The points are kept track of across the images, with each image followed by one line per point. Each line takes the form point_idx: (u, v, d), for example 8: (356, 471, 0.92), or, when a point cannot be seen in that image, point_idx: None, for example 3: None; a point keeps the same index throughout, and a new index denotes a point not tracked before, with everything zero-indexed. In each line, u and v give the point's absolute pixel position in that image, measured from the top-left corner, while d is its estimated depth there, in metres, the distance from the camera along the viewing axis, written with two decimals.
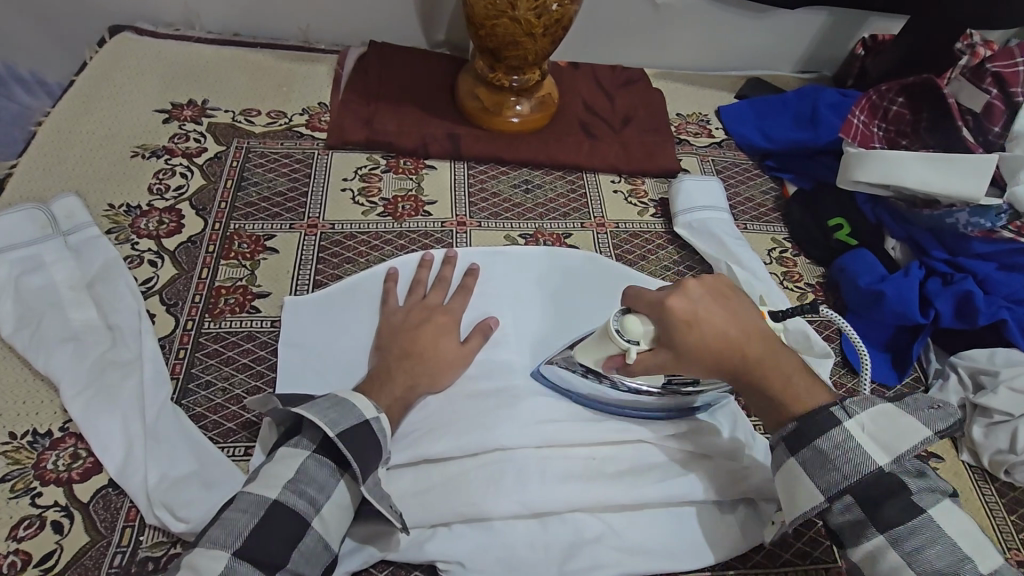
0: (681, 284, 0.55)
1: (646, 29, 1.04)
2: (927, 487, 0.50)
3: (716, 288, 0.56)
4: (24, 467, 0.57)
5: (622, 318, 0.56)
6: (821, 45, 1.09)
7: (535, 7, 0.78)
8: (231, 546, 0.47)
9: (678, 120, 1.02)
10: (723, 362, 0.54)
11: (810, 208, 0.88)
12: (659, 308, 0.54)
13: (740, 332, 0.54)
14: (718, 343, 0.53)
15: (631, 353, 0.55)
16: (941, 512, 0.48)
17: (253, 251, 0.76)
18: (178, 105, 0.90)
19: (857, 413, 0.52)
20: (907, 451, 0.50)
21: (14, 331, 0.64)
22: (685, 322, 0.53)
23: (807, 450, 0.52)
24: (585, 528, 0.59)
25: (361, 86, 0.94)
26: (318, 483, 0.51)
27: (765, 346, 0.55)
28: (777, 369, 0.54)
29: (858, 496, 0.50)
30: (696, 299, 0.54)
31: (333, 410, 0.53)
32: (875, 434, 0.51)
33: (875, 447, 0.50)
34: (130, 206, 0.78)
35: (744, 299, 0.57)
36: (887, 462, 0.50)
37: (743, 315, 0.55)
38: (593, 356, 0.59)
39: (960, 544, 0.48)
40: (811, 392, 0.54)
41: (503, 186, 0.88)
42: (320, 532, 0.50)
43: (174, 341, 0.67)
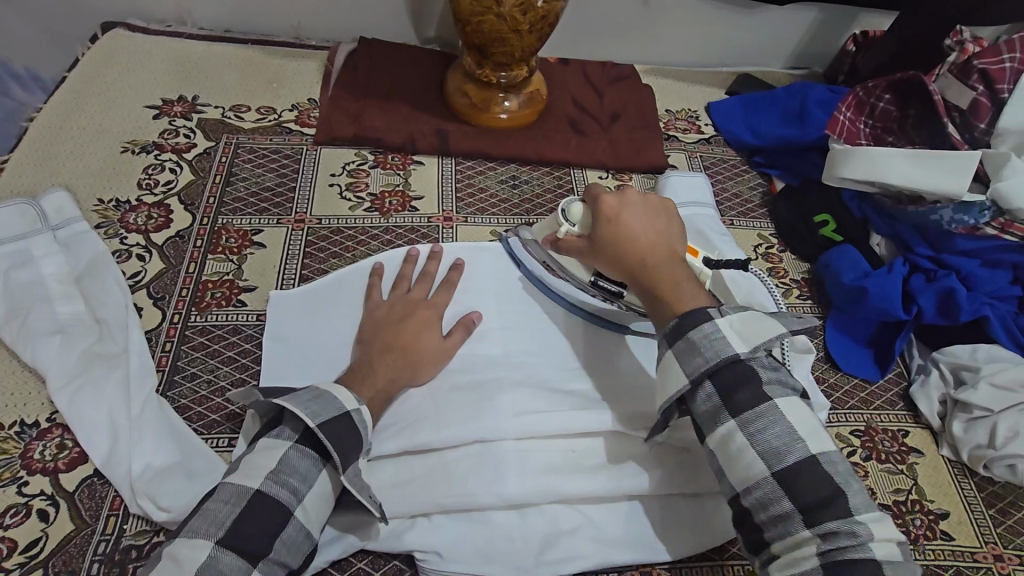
0: (624, 193, 0.68)
1: (636, 25, 1.04)
2: (778, 382, 0.53)
3: (657, 205, 0.67)
4: (11, 457, 0.59)
5: (570, 204, 0.70)
6: (813, 42, 1.09)
7: (520, 3, 0.78)
8: (214, 535, 0.48)
9: (667, 116, 1.02)
10: (625, 256, 0.63)
11: (797, 204, 0.88)
12: (595, 198, 0.68)
13: (651, 240, 0.63)
14: (627, 239, 0.64)
15: (564, 229, 0.70)
16: (790, 405, 0.51)
17: (240, 245, 0.77)
18: (169, 101, 0.91)
19: (729, 313, 0.55)
20: (762, 345, 0.53)
21: (3, 323, 0.65)
22: (608, 215, 0.66)
23: (680, 341, 0.54)
24: (563, 520, 0.59)
25: (350, 82, 0.95)
26: (300, 473, 0.52)
27: (669, 258, 0.63)
28: (669, 273, 0.61)
29: (717, 384, 0.52)
30: (630, 204, 0.66)
31: (314, 402, 0.54)
32: (741, 329, 0.54)
33: (736, 337, 0.53)
34: (119, 201, 0.79)
35: (679, 227, 0.67)
36: (746, 352, 0.53)
37: (665, 230, 0.65)
38: (543, 232, 0.74)
39: (798, 428, 0.50)
40: (693, 298, 0.59)
41: (491, 182, 0.88)
42: (302, 521, 0.51)
43: (161, 334, 0.68)
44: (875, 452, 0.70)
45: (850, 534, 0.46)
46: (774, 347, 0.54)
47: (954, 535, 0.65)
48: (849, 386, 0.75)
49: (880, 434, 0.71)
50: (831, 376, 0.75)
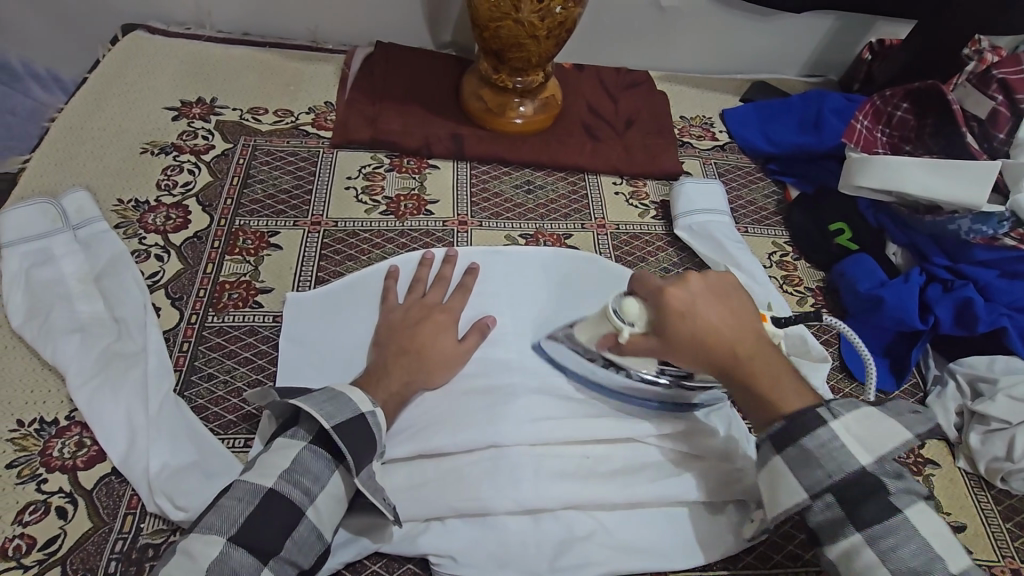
0: (682, 278, 0.59)
1: (651, 31, 1.04)
2: (905, 489, 0.51)
3: (718, 285, 0.58)
4: (31, 453, 0.59)
5: (621, 301, 0.59)
6: (828, 50, 1.09)
7: (538, 10, 0.78)
8: (227, 532, 0.48)
9: (681, 123, 1.02)
10: (709, 354, 0.55)
11: (812, 212, 0.88)
12: (657, 293, 0.57)
13: (732, 330, 0.56)
14: (709, 339, 0.55)
15: (623, 333, 0.58)
16: (917, 513, 0.50)
17: (257, 247, 0.78)
18: (188, 103, 0.92)
19: (843, 414, 0.53)
20: (887, 453, 0.51)
21: (24, 322, 0.66)
22: (680, 314, 0.56)
23: (792, 448, 0.52)
24: (577, 526, 0.59)
25: (367, 86, 0.95)
26: (313, 473, 0.52)
27: (757, 345, 0.56)
28: (766, 366, 0.55)
29: (838, 495, 0.51)
30: (694, 292, 0.57)
31: (328, 403, 0.54)
32: (859, 433, 0.52)
33: (858, 447, 0.51)
34: (138, 201, 0.80)
35: (746, 299, 0.59)
36: (869, 462, 0.51)
37: (741, 314, 0.57)
38: (591, 335, 0.62)
39: (931, 541, 0.49)
40: (796, 394, 0.55)
41: (506, 186, 0.89)
42: (314, 521, 0.51)
43: (179, 334, 0.69)
44: None
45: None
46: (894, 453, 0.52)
47: (971, 547, 0.64)
48: (865, 396, 0.75)
49: None
50: (846, 386, 0.75)
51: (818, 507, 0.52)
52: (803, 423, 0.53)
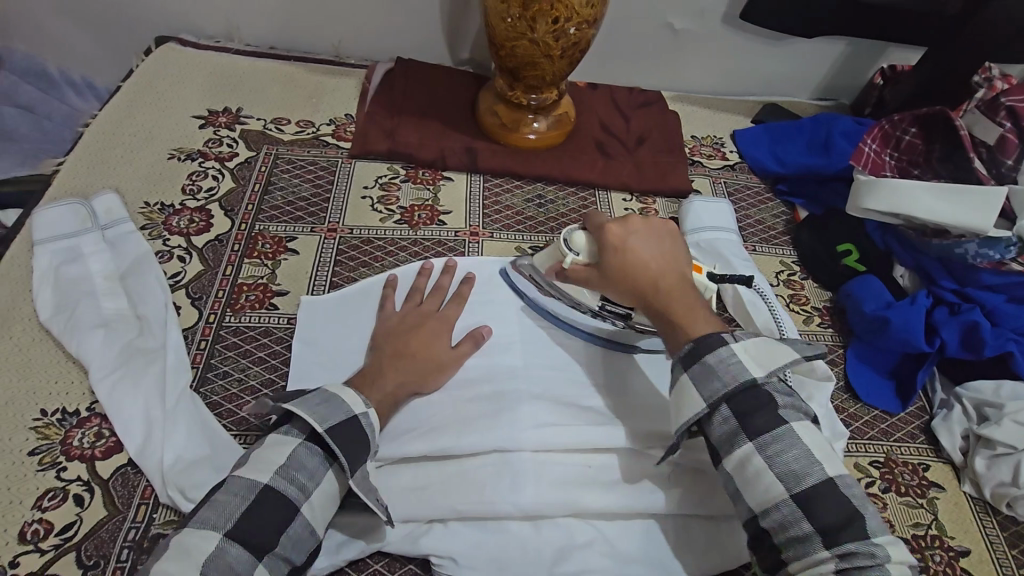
0: (627, 219, 0.67)
1: (663, 53, 1.06)
2: (791, 406, 0.55)
3: (659, 229, 0.67)
4: (52, 442, 0.61)
5: (572, 233, 0.68)
6: (840, 74, 1.10)
7: (553, 31, 0.80)
8: (223, 527, 0.49)
9: (692, 142, 1.04)
10: (635, 283, 0.63)
11: (820, 233, 0.89)
12: (600, 226, 0.66)
13: (659, 265, 0.63)
14: (636, 268, 0.63)
15: (568, 259, 0.67)
16: (801, 427, 0.53)
17: (275, 251, 0.80)
18: (215, 112, 0.96)
19: (743, 338, 0.57)
20: (778, 369, 0.56)
21: (52, 316, 0.69)
22: (614, 244, 0.65)
23: (695, 364, 0.56)
24: (577, 533, 0.60)
25: (386, 100, 0.99)
26: (308, 470, 0.53)
27: (679, 284, 0.63)
28: (682, 300, 0.61)
29: (733, 408, 0.54)
30: (633, 230, 0.66)
31: (323, 405, 0.56)
32: (755, 353, 0.56)
33: (753, 363, 0.56)
34: (164, 204, 0.83)
35: (682, 249, 0.67)
36: (760, 375, 0.55)
37: (671, 255, 0.65)
38: (546, 261, 0.72)
39: (813, 451, 0.52)
40: (706, 323, 0.60)
41: (517, 200, 0.91)
42: (308, 517, 0.52)
43: (197, 333, 0.71)
44: (895, 484, 0.69)
45: (867, 555, 0.48)
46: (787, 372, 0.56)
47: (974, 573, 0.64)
48: (870, 416, 0.75)
49: (900, 466, 0.71)
50: (851, 406, 0.75)
51: (717, 420, 0.55)
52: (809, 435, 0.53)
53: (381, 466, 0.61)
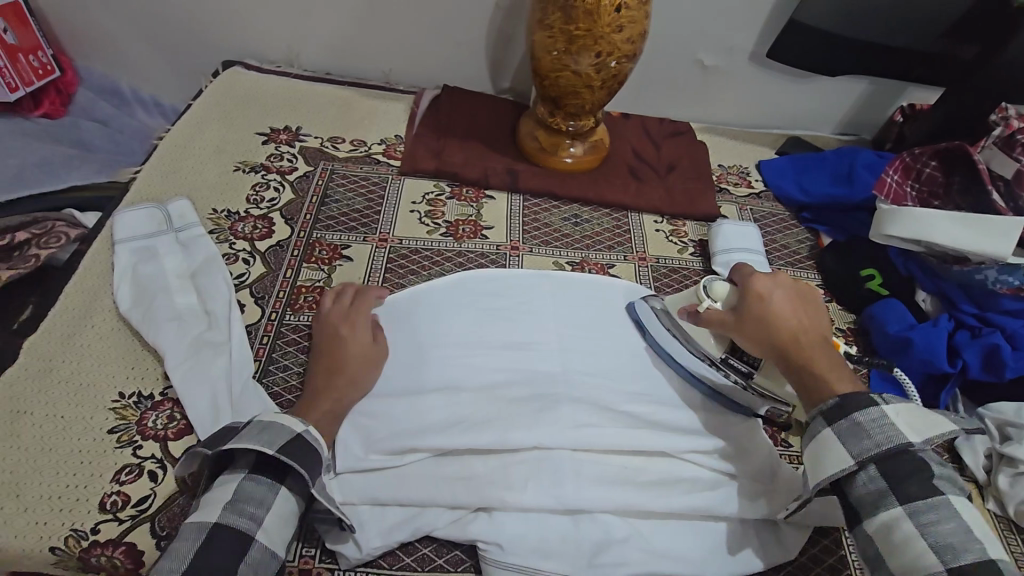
0: (774, 276, 0.71)
1: (693, 88, 1.13)
2: (951, 480, 0.52)
3: (805, 290, 0.70)
4: (129, 423, 0.67)
5: (713, 282, 0.73)
6: (860, 111, 1.16)
7: (595, 63, 0.86)
8: (179, 569, 0.51)
9: (719, 171, 1.09)
10: (775, 333, 0.65)
11: (843, 257, 0.93)
12: (745, 277, 0.71)
13: (801, 321, 0.66)
14: (780, 320, 0.66)
15: (704, 303, 0.71)
16: (959, 501, 0.50)
17: (330, 257, 0.86)
18: (276, 130, 1.04)
19: (893, 401, 0.56)
20: (938, 437, 0.53)
21: (130, 307, 0.75)
22: (758, 293, 0.68)
23: (845, 419, 0.55)
24: (614, 528, 0.63)
25: (433, 124, 1.06)
26: (256, 499, 0.56)
27: (820, 341, 0.65)
28: (823, 356, 0.64)
29: (882, 469, 0.53)
30: (778, 287, 0.70)
31: (265, 432, 0.58)
32: (910, 419, 0.54)
33: (909, 428, 0.53)
34: (230, 212, 0.90)
35: (824, 316, 0.69)
36: (918, 442, 0.52)
37: (814, 315, 0.68)
38: (676, 304, 0.77)
39: (972, 528, 0.49)
40: (845, 383, 0.62)
41: (555, 219, 0.96)
42: (264, 542, 0.55)
43: (260, 329, 0.77)
44: None
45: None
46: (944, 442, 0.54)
47: None
48: None
49: None
50: None
51: (862, 479, 0.53)
52: (850, 427, 0.55)
53: (429, 457, 0.65)
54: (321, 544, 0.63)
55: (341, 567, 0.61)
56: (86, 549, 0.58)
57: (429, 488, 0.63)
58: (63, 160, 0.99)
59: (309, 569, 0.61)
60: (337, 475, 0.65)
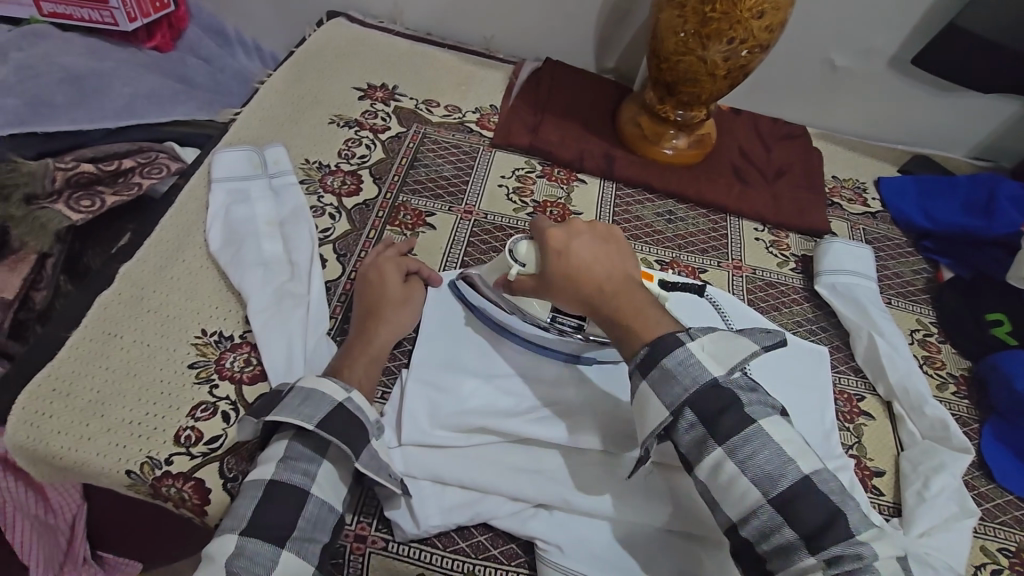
0: (570, 223, 0.64)
1: (817, 88, 1.04)
2: (759, 400, 0.53)
3: (603, 233, 0.64)
4: (208, 360, 0.67)
5: (518, 243, 0.66)
6: (1003, 135, 1.03)
7: (725, 51, 0.79)
8: (238, 527, 0.51)
9: (832, 183, 1.00)
10: (579, 288, 0.60)
11: (967, 297, 0.84)
12: (540, 232, 0.64)
13: (602, 269, 0.60)
14: (580, 269, 0.60)
15: (513, 271, 0.65)
16: (770, 422, 0.51)
17: (414, 223, 0.84)
18: (373, 86, 1.02)
19: (699, 335, 0.54)
20: (737, 364, 0.53)
21: (220, 247, 0.76)
22: (555, 249, 0.62)
23: (654, 368, 0.53)
24: (683, 553, 0.59)
25: (531, 97, 1.02)
26: (307, 456, 0.56)
27: (623, 283, 0.60)
28: (629, 300, 0.59)
29: (698, 413, 0.52)
30: (577, 235, 0.63)
31: (307, 404, 0.56)
32: (711, 350, 0.54)
33: (712, 361, 0.53)
34: (321, 164, 0.89)
35: (628, 254, 0.64)
36: (721, 374, 0.53)
37: (616, 258, 0.62)
38: (495, 275, 0.70)
39: (785, 448, 0.50)
40: (660, 321, 0.58)
41: (648, 212, 0.91)
42: (319, 497, 0.54)
43: (339, 287, 0.76)
44: None
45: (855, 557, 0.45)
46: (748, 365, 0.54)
47: None
48: (1004, 501, 0.69)
49: None
50: (982, 485, 0.70)
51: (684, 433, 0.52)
52: None
53: (495, 441, 0.64)
54: (378, 513, 0.61)
55: (397, 539, 0.59)
56: (159, 477, 0.59)
57: (493, 475, 0.61)
58: (170, 94, 1.00)
59: (365, 535, 0.59)
60: (401, 445, 0.62)
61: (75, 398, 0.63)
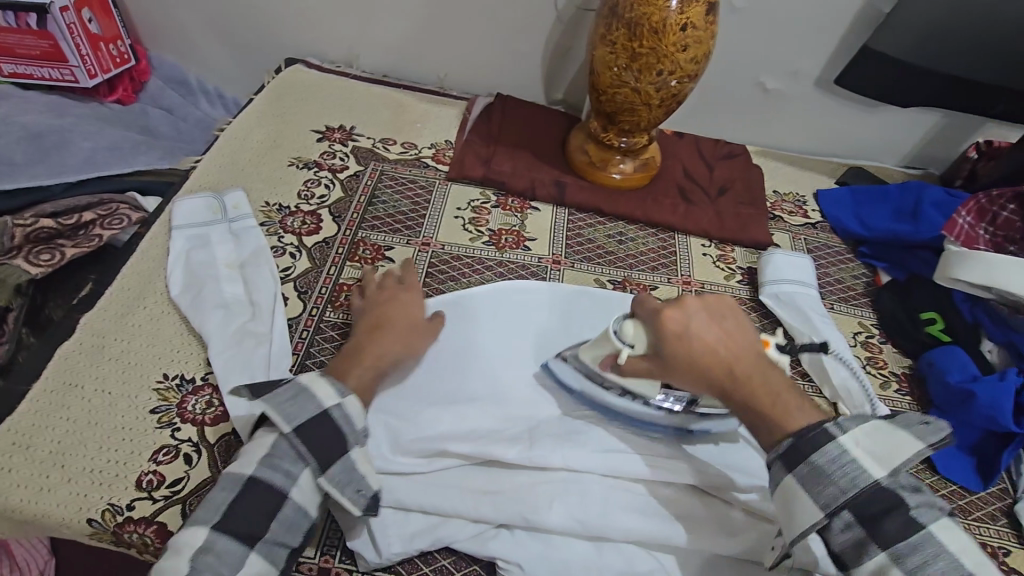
0: (681, 298, 0.61)
1: (753, 110, 1.10)
2: (924, 501, 0.50)
3: (716, 306, 0.61)
4: (170, 404, 0.69)
5: (621, 323, 0.63)
6: (929, 145, 1.11)
7: (657, 82, 0.84)
8: (212, 521, 0.52)
9: (774, 198, 1.06)
10: (711, 377, 0.57)
11: (902, 298, 0.89)
12: (655, 315, 0.60)
13: (733, 350, 0.58)
14: (706, 355, 0.57)
15: (622, 354, 0.61)
16: (937, 526, 0.49)
17: (373, 258, 0.87)
18: (330, 128, 1.06)
19: (851, 430, 0.53)
20: (899, 465, 0.51)
21: (180, 293, 0.78)
22: (675, 333, 0.58)
23: (803, 464, 0.52)
24: (639, 561, 0.62)
25: (483, 131, 1.07)
26: (289, 459, 0.56)
27: (756, 367, 0.58)
28: (762, 387, 0.57)
29: (855, 513, 0.51)
30: (691, 313, 0.59)
31: (293, 405, 0.57)
32: (868, 448, 0.52)
33: (871, 461, 0.52)
34: (281, 206, 0.92)
35: (744, 321, 0.61)
36: (884, 476, 0.51)
37: (737, 337, 0.59)
38: (595, 356, 0.66)
39: (959, 557, 0.47)
40: (796, 408, 0.56)
41: (599, 235, 0.95)
42: (297, 502, 0.56)
43: (300, 323, 0.78)
44: None
45: None
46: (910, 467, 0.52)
47: None
48: (948, 491, 0.72)
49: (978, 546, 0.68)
50: (927, 477, 0.73)
51: None
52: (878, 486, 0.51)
53: (458, 465, 0.65)
54: (341, 544, 0.62)
55: (360, 569, 0.61)
56: (121, 524, 0.60)
57: (453, 498, 0.63)
58: (131, 146, 1.03)
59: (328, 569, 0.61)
60: None
61: (34, 450, 0.64)
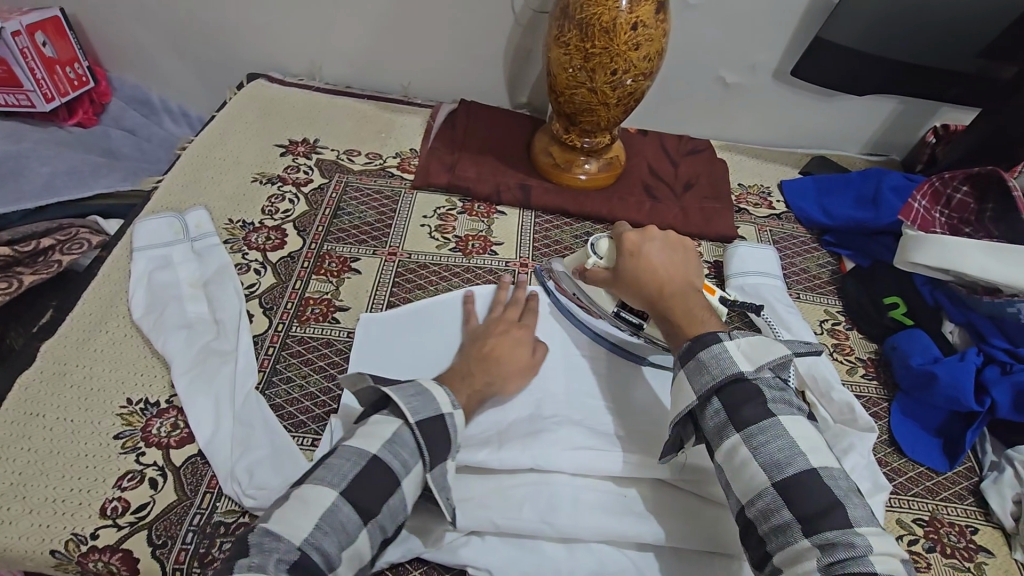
0: (646, 228, 0.75)
1: (715, 104, 1.11)
2: (783, 399, 0.56)
3: (675, 241, 0.74)
4: (134, 429, 0.68)
5: (599, 239, 0.77)
6: (889, 131, 1.12)
7: (612, 81, 0.84)
8: (338, 487, 0.52)
9: (739, 191, 1.07)
10: (644, 285, 0.69)
11: (865, 284, 0.90)
12: (619, 236, 0.75)
13: (671, 274, 0.70)
14: (648, 268, 0.70)
15: (592, 261, 0.76)
16: (790, 419, 0.54)
17: (339, 270, 0.87)
18: (294, 142, 1.05)
19: (737, 337, 0.60)
20: (767, 363, 0.57)
21: (143, 315, 0.77)
22: (630, 250, 0.72)
23: (691, 359, 0.60)
24: (609, 560, 0.62)
25: (447, 138, 1.07)
26: (411, 449, 0.55)
27: (685, 289, 0.69)
28: (682, 302, 0.67)
29: (724, 400, 0.56)
30: (652, 238, 0.73)
31: (418, 398, 0.57)
32: (745, 349, 0.58)
33: (742, 359, 0.58)
34: (245, 222, 0.91)
35: (695, 259, 0.74)
36: (750, 372, 0.57)
37: (683, 266, 0.71)
38: (574, 263, 0.81)
39: (798, 441, 0.53)
40: (705, 323, 0.65)
41: (566, 236, 0.95)
42: (403, 492, 0.54)
43: (266, 340, 0.77)
44: (940, 545, 0.67)
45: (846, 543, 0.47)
46: (778, 369, 0.58)
47: None
48: (915, 472, 0.73)
49: (945, 526, 0.69)
50: (895, 460, 0.74)
51: None
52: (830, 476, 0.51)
53: None
54: None
55: None
56: (84, 553, 0.59)
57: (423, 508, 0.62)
58: (91, 169, 1.02)
59: None
60: None
61: None
